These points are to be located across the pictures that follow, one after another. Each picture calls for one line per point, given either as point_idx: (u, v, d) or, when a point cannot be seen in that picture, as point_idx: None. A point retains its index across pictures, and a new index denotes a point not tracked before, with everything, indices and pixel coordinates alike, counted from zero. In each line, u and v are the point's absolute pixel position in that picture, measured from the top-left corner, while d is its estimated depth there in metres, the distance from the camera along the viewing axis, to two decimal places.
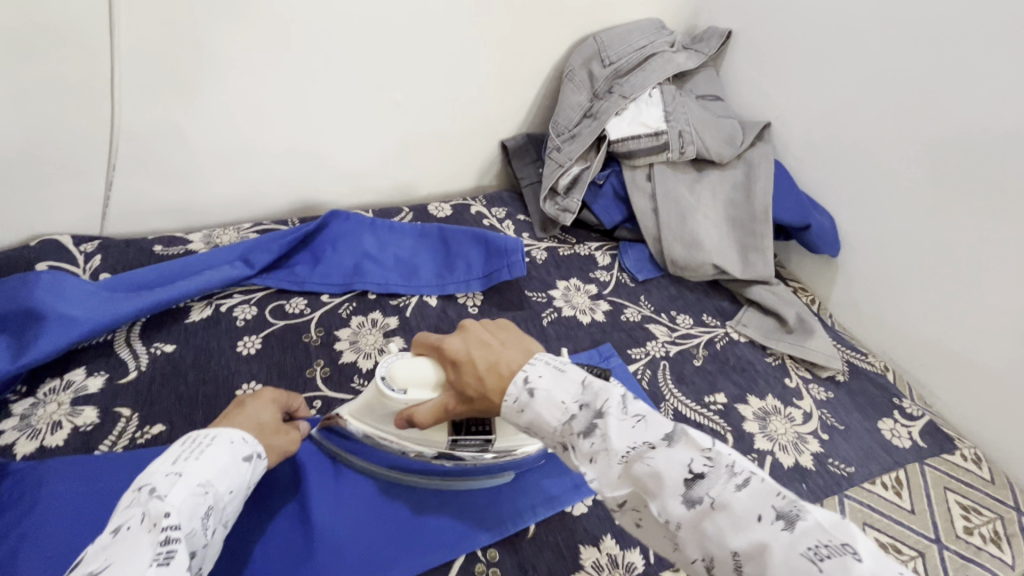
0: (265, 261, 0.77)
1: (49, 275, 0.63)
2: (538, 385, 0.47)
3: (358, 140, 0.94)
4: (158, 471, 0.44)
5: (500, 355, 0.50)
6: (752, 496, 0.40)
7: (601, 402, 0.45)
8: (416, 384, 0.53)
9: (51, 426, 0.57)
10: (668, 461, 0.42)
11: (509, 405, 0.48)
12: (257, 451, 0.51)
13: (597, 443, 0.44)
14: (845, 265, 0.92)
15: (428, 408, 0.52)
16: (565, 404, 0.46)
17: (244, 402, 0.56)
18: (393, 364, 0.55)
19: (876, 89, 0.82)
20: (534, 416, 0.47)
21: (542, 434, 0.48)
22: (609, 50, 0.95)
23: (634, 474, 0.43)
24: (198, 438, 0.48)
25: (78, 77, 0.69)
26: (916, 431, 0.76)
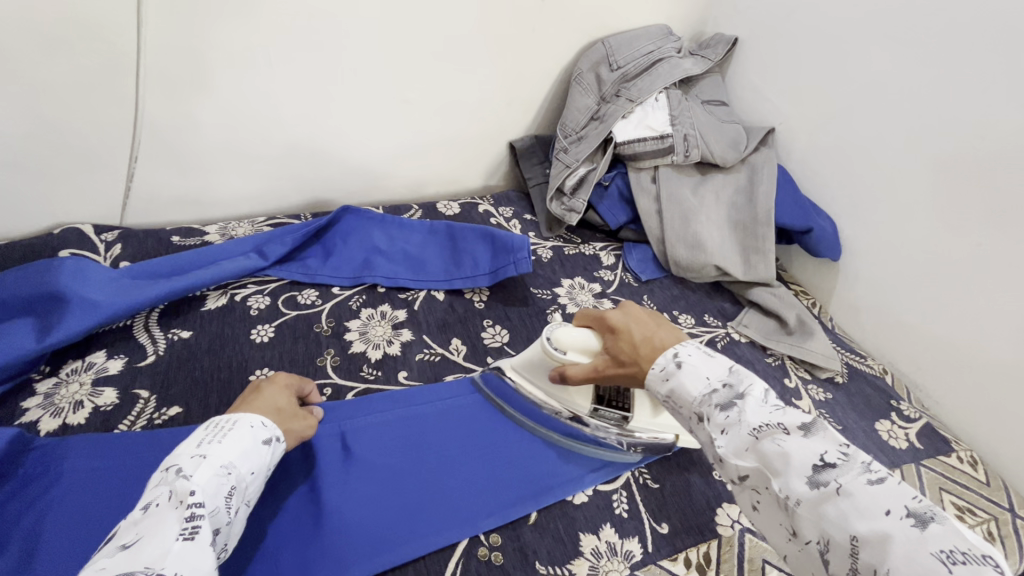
0: (279, 253, 0.79)
1: (73, 262, 0.65)
2: (687, 360, 0.49)
3: (369, 139, 0.96)
4: (185, 453, 0.46)
5: (653, 330, 0.53)
6: (885, 493, 0.38)
7: (747, 387, 0.46)
8: (575, 348, 0.60)
9: (74, 405, 0.59)
10: (800, 445, 0.41)
11: (655, 373, 0.50)
12: (276, 435, 0.53)
13: (732, 417, 0.45)
14: (845, 270, 0.93)
15: (580, 369, 0.59)
16: (711, 379, 0.47)
17: (260, 386, 0.58)
18: (555, 329, 0.62)
19: (879, 97, 0.84)
20: (677, 385, 0.48)
21: (679, 405, 0.49)
22: (617, 55, 0.97)
23: (761, 451, 0.43)
24: (220, 423, 0.50)
25: (104, 72, 0.72)
26: (912, 433, 0.77)
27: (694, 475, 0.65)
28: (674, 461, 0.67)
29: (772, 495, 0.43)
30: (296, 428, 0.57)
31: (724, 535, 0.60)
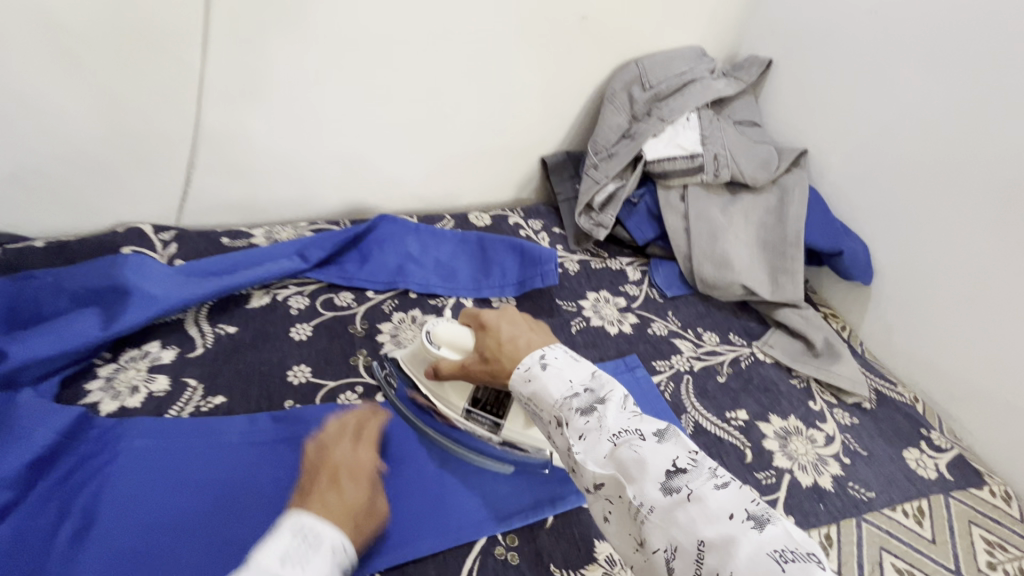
0: (319, 257, 0.84)
1: (134, 258, 0.70)
2: (551, 363, 0.55)
3: (408, 151, 1.01)
4: (269, 563, 0.43)
5: (518, 337, 0.60)
6: (729, 497, 0.41)
7: (605, 393, 0.51)
8: (449, 345, 0.65)
9: (131, 389, 0.64)
10: (653, 452, 0.45)
11: (520, 373, 0.56)
12: (345, 548, 0.49)
13: (591, 423, 0.49)
14: (877, 294, 0.92)
15: (451, 366, 0.64)
16: (572, 384, 0.53)
17: (339, 482, 0.55)
18: (434, 325, 0.66)
19: (916, 121, 0.84)
20: (542, 389, 0.54)
21: (544, 410, 0.54)
22: (650, 75, 1.00)
23: (619, 458, 0.46)
24: (307, 529, 0.47)
25: (174, 86, 0.79)
26: (942, 463, 0.75)
27: None
28: None
29: (627, 501, 0.45)
30: (365, 536, 0.55)
31: None
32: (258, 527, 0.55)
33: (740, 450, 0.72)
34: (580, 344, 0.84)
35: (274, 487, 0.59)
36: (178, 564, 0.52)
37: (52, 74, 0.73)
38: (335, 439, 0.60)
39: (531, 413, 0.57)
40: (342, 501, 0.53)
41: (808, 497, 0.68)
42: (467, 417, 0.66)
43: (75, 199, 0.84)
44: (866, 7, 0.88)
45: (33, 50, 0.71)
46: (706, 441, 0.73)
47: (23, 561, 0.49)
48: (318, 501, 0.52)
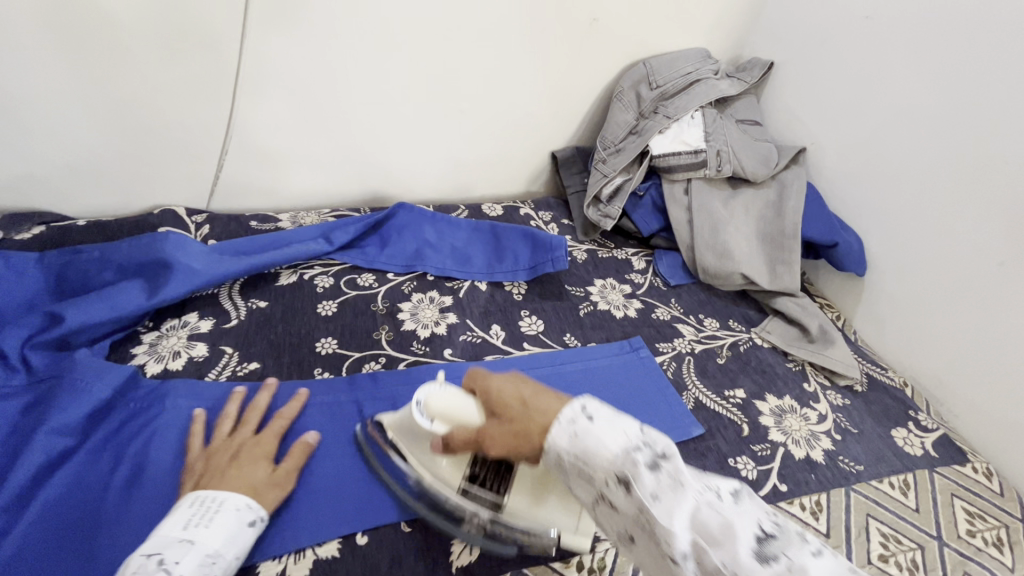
0: (343, 240, 0.89)
1: (174, 236, 0.75)
2: (597, 413, 0.44)
3: (426, 143, 1.06)
4: (171, 537, 0.48)
5: (532, 397, 0.48)
6: (827, 568, 0.36)
7: (667, 446, 0.42)
8: (450, 414, 0.55)
9: (173, 354, 0.69)
10: (737, 514, 0.38)
11: (561, 427, 0.44)
12: (260, 515, 0.53)
13: (664, 482, 0.40)
14: (871, 285, 0.97)
15: (459, 439, 0.54)
16: (628, 433, 0.42)
17: (236, 456, 0.57)
18: (423, 391, 0.58)
19: (908, 121, 0.88)
20: (588, 441, 0.42)
21: (592, 468, 0.42)
22: (657, 75, 1.04)
23: (701, 521, 0.38)
24: (206, 501, 0.51)
25: (210, 77, 0.84)
26: (928, 441, 0.80)
27: (709, 460, 0.72)
28: (693, 446, 0.73)
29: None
30: (278, 499, 0.56)
31: None
32: None
33: (737, 425, 0.77)
34: (588, 326, 0.88)
35: None
36: None
37: (100, 64, 0.78)
38: (225, 428, 0.61)
39: (565, 476, 0.45)
40: (239, 475, 0.55)
41: (800, 468, 0.73)
42: (466, 496, 0.57)
43: (115, 181, 0.90)
44: (862, 13, 0.93)
45: (85, 40, 0.76)
46: (706, 416, 0.77)
47: (84, 499, 0.54)
48: (216, 481, 0.54)
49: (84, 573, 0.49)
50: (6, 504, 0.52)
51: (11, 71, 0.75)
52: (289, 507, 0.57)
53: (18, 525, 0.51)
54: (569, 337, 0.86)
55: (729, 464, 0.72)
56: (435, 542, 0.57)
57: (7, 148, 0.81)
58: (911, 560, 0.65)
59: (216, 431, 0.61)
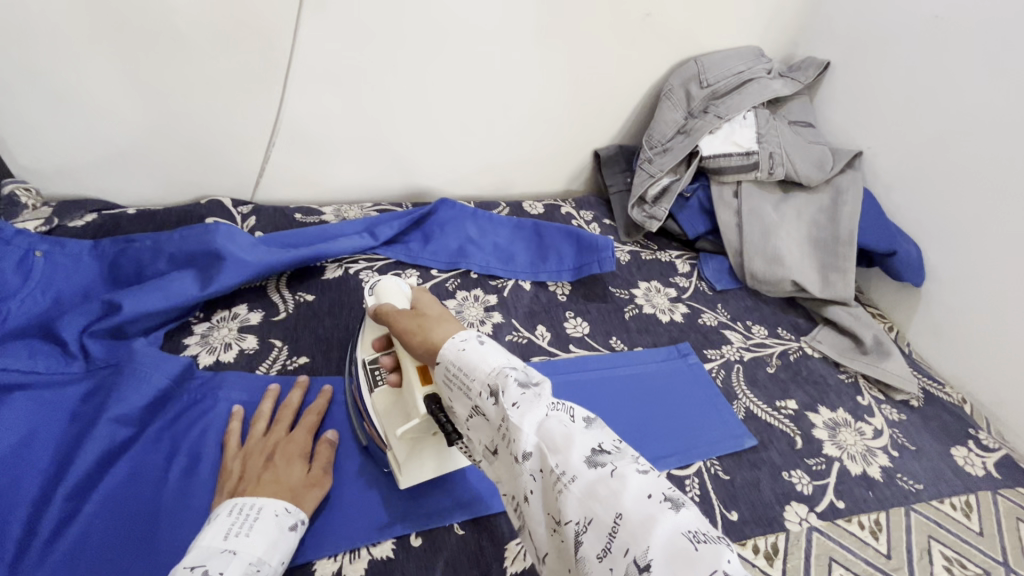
0: (388, 235, 0.88)
1: (225, 226, 0.74)
2: (489, 339, 0.47)
3: (469, 138, 1.04)
4: (213, 547, 0.46)
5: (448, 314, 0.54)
6: (650, 479, 0.38)
7: (542, 375, 0.44)
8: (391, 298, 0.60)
9: (224, 346, 0.69)
10: (581, 430, 0.40)
11: (454, 341, 0.48)
12: (301, 518, 0.52)
13: (526, 395, 0.42)
14: (928, 296, 0.93)
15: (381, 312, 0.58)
16: (508, 358, 0.45)
17: (272, 459, 0.56)
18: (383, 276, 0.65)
19: (978, 126, 0.84)
20: (469, 356, 0.46)
21: (473, 380, 0.45)
22: (708, 73, 1.02)
23: (547, 427, 0.40)
24: (245, 508, 0.49)
25: (259, 68, 0.84)
26: (990, 462, 0.76)
27: (763, 473, 0.69)
28: (745, 457, 0.71)
29: (549, 475, 0.39)
30: (317, 499, 0.55)
31: (792, 530, 0.64)
32: (345, 471, 0.61)
33: (790, 437, 0.75)
34: (634, 330, 0.87)
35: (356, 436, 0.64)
36: None
37: (153, 53, 0.78)
38: (260, 427, 0.60)
39: (451, 392, 0.48)
40: (278, 478, 0.54)
41: (857, 484, 0.70)
42: (362, 371, 0.60)
43: (164, 170, 0.90)
44: (930, 11, 0.89)
45: (144, 31, 0.76)
46: (757, 427, 0.75)
47: (143, 489, 0.54)
48: (255, 485, 0.53)
49: (144, 565, 0.49)
50: (69, 492, 0.52)
51: (68, 59, 0.76)
52: (325, 507, 0.57)
53: (83, 512, 0.51)
54: (616, 340, 0.84)
55: (784, 478, 0.69)
56: (489, 547, 0.56)
57: (63, 135, 0.82)
58: None
59: (251, 429, 0.60)
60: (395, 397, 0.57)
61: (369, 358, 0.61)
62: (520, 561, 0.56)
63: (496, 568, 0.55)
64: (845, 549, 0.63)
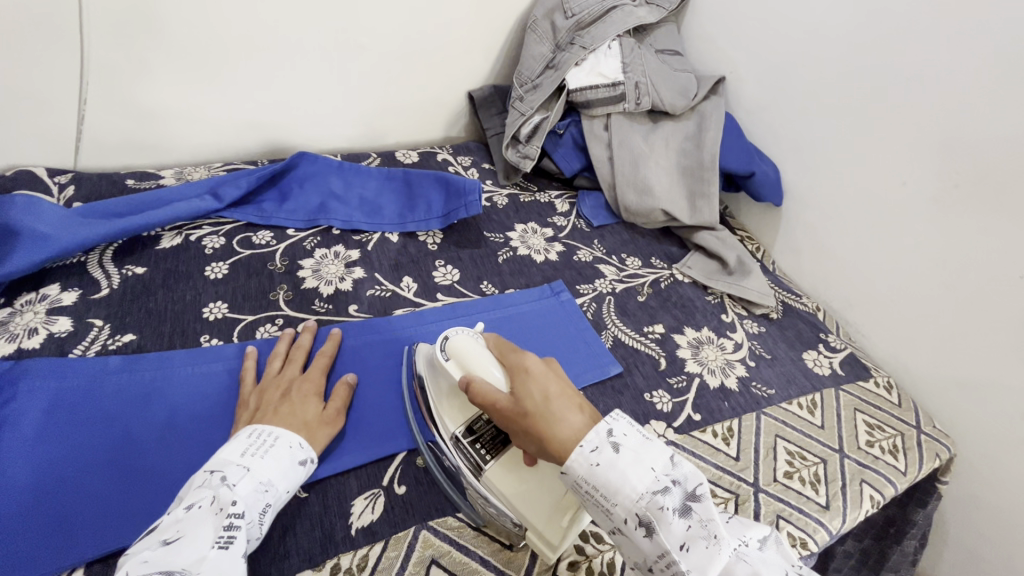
0: (233, 196, 0.81)
1: (23, 198, 0.68)
2: (623, 444, 0.47)
3: (325, 86, 0.96)
4: (230, 460, 0.49)
5: (555, 398, 0.52)
6: None
7: (694, 482, 0.46)
8: (473, 365, 0.57)
9: (29, 332, 0.62)
10: (762, 560, 0.44)
11: (585, 453, 0.47)
12: (312, 456, 0.55)
13: (693, 527, 0.44)
14: (786, 215, 0.98)
15: (473, 386, 0.55)
16: (655, 473, 0.46)
17: (289, 396, 0.59)
18: (455, 339, 0.59)
19: (819, 43, 0.87)
20: (616, 480, 0.45)
21: (614, 503, 0.46)
22: (572, 2, 0.97)
23: (729, 569, 0.42)
24: (263, 434, 0.53)
25: (47, 10, 0.71)
26: (836, 361, 0.82)
27: (625, 398, 0.72)
28: (610, 384, 0.73)
29: None
30: (330, 436, 0.57)
31: None
32: (172, 451, 0.56)
33: (655, 359, 0.77)
34: (507, 273, 0.85)
35: (189, 411, 0.59)
36: (90, 492, 0.52)
37: None
38: (275, 365, 0.63)
39: (585, 503, 0.48)
40: (292, 411, 0.57)
41: (714, 396, 0.74)
42: (455, 445, 0.57)
43: None
44: None
45: None
46: (624, 353, 0.77)
47: None
48: (270, 416, 0.56)
49: None
50: None
51: None
52: (339, 442, 0.59)
53: None
54: (487, 285, 0.82)
55: (645, 399, 0.72)
56: (334, 506, 0.55)
57: None
58: (813, 474, 0.67)
59: (267, 367, 0.63)
60: (516, 475, 0.55)
61: (462, 432, 0.57)
62: (367, 514, 0.54)
63: (340, 527, 0.53)
64: (698, 458, 0.66)
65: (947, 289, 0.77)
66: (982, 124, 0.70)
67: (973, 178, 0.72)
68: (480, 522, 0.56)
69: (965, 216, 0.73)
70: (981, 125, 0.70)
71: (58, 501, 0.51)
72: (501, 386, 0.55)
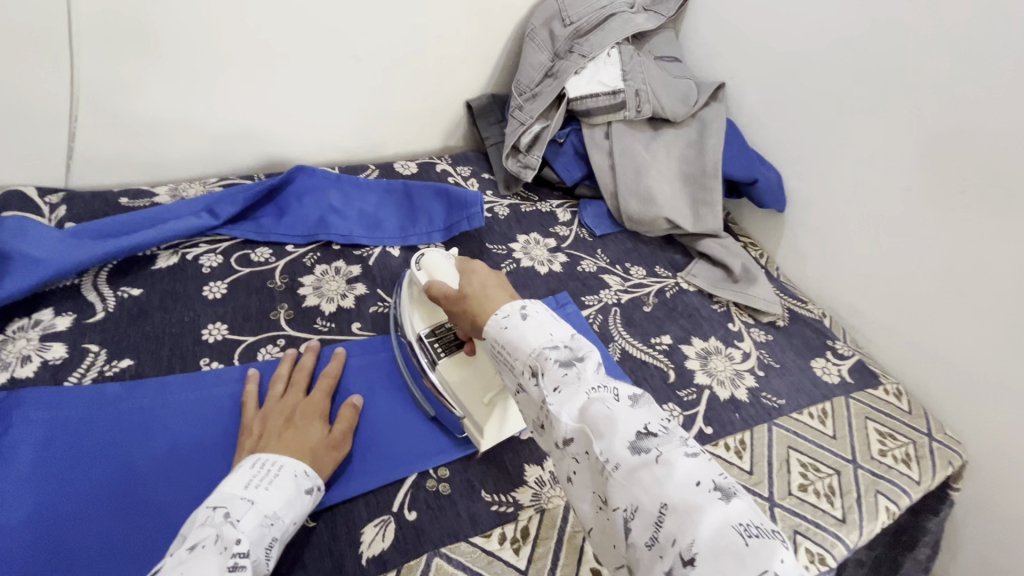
0: (230, 213, 0.79)
1: (14, 220, 0.66)
2: (533, 316, 0.51)
3: (321, 98, 0.95)
4: (233, 494, 0.47)
5: (489, 288, 0.57)
6: (698, 466, 0.39)
7: (587, 352, 0.48)
8: (434, 271, 0.65)
9: (22, 359, 0.60)
10: (625, 411, 0.42)
11: (497, 320, 0.52)
12: (318, 485, 0.53)
13: (569, 376, 0.45)
14: (790, 221, 0.97)
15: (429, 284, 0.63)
16: (553, 338, 0.49)
17: (293, 420, 0.57)
18: (427, 253, 0.68)
19: (819, 50, 0.86)
20: (516, 336, 0.50)
21: (516, 359, 0.49)
22: (570, 10, 0.97)
23: (589, 414, 0.43)
24: (266, 464, 0.51)
25: (36, 26, 0.70)
26: (845, 368, 0.82)
27: None
28: None
29: (592, 456, 0.42)
30: (335, 461, 0.56)
31: None
32: (172, 481, 0.54)
33: (664, 371, 0.76)
34: (511, 285, 0.84)
35: (191, 438, 0.57)
36: (89, 527, 0.50)
37: None
38: (278, 388, 0.61)
39: (498, 366, 0.53)
40: (299, 437, 0.55)
41: (725, 408, 0.73)
42: (418, 343, 0.64)
43: None
44: None
45: None
46: (632, 366, 0.76)
47: None
48: (276, 442, 0.54)
49: None
50: None
51: None
52: (346, 467, 0.58)
53: None
54: None
55: None
56: (344, 535, 0.53)
57: None
58: (828, 486, 0.66)
59: (270, 390, 0.61)
60: (459, 364, 0.62)
61: (426, 332, 0.64)
62: (377, 543, 0.53)
63: (351, 557, 0.52)
64: None
65: (954, 294, 0.76)
66: (987, 129, 0.70)
67: (980, 183, 0.71)
68: (494, 547, 0.54)
69: (972, 222, 0.73)
70: (984, 131, 0.70)
71: (54, 540, 0.49)
72: (453, 285, 0.63)
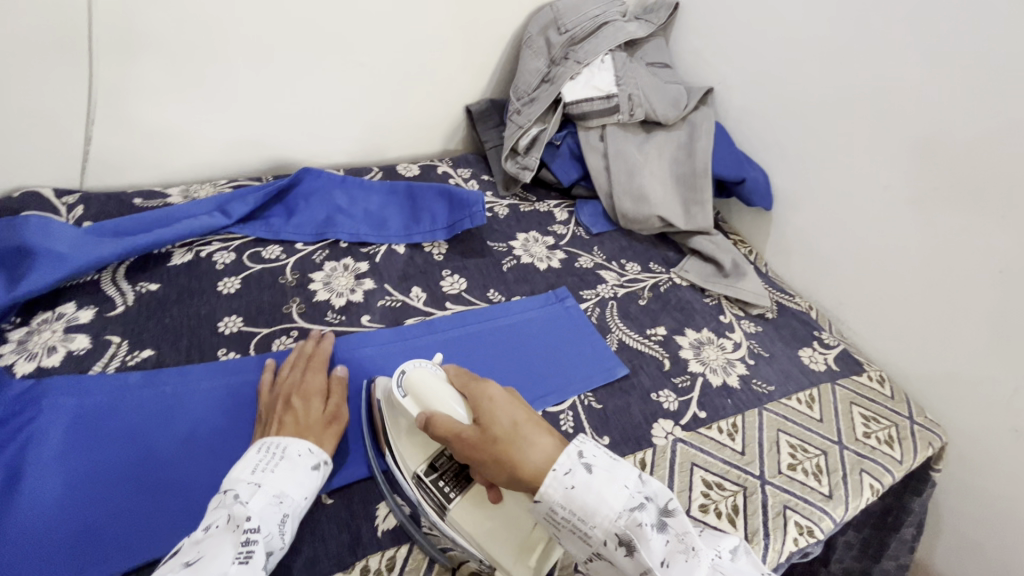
0: (241, 212, 0.82)
1: (36, 219, 0.67)
2: (595, 464, 0.48)
3: (327, 103, 0.99)
4: (240, 478, 0.50)
5: (522, 425, 0.51)
6: None
7: (663, 497, 0.47)
8: (430, 396, 0.55)
9: (48, 350, 0.63)
10: (733, 566, 0.45)
11: (558, 476, 0.47)
12: (324, 459, 0.56)
13: (670, 541, 0.44)
14: (777, 218, 1.02)
15: (432, 416, 0.53)
16: (628, 491, 0.46)
17: (289, 401, 0.59)
18: (413, 370, 0.57)
19: (801, 56, 0.91)
20: (590, 497, 0.46)
21: (592, 525, 0.46)
22: (565, 19, 1.01)
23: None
24: (271, 447, 0.54)
25: (56, 35, 0.73)
26: (830, 357, 0.86)
27: (633, 398, 0.74)
28: (617, 385, 0.75)
29: None
30: (335, 435, 0.59)
31: (659, 444, 0.69)
32: (194, 462, 0.57)
33: (659, 360, 0.80)
34: (512, 280, 0.88)
35: (211, 423, 0.60)
36: (117, 505, 0.53)
37: None
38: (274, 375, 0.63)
39: (559, 532, 0.48)
40: (297, 419, 0.57)
41: (717, 394, 0.76)
42: (418, 486, 0.54)
43: None
44: None
45: None
46: (629, 356, 0.80)
47: None
48: (276, 426, 0.57)
49: None
50: None
51: None
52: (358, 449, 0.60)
53: None
54: (493, 293, 0.85)
55: (652, 399, 0.74)
56: (360, 511, 0.56)
57: None
58: (815, 465, 0.70)
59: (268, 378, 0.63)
60: (483, 514, 0.53)
61: (424, 469, 0.55)
62: (391, 517, 0.56)
63: (366, 530, 0.55)
64: (705, 454, 0.69)
65: (931, 285, 0.81)
66: (957, 130, 0.74)
67: (952, 179, 0.76)
68: None
69: (946, 215, 0.77)
70: (955, 131, 0.75)
71: (86, 516, 0.52)
72: (457, 412, 0.54)
